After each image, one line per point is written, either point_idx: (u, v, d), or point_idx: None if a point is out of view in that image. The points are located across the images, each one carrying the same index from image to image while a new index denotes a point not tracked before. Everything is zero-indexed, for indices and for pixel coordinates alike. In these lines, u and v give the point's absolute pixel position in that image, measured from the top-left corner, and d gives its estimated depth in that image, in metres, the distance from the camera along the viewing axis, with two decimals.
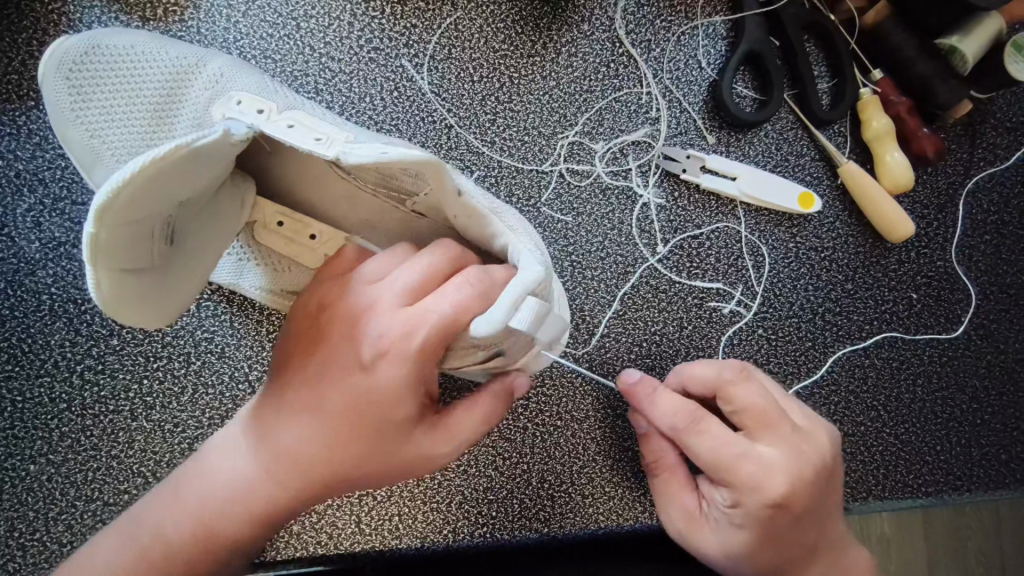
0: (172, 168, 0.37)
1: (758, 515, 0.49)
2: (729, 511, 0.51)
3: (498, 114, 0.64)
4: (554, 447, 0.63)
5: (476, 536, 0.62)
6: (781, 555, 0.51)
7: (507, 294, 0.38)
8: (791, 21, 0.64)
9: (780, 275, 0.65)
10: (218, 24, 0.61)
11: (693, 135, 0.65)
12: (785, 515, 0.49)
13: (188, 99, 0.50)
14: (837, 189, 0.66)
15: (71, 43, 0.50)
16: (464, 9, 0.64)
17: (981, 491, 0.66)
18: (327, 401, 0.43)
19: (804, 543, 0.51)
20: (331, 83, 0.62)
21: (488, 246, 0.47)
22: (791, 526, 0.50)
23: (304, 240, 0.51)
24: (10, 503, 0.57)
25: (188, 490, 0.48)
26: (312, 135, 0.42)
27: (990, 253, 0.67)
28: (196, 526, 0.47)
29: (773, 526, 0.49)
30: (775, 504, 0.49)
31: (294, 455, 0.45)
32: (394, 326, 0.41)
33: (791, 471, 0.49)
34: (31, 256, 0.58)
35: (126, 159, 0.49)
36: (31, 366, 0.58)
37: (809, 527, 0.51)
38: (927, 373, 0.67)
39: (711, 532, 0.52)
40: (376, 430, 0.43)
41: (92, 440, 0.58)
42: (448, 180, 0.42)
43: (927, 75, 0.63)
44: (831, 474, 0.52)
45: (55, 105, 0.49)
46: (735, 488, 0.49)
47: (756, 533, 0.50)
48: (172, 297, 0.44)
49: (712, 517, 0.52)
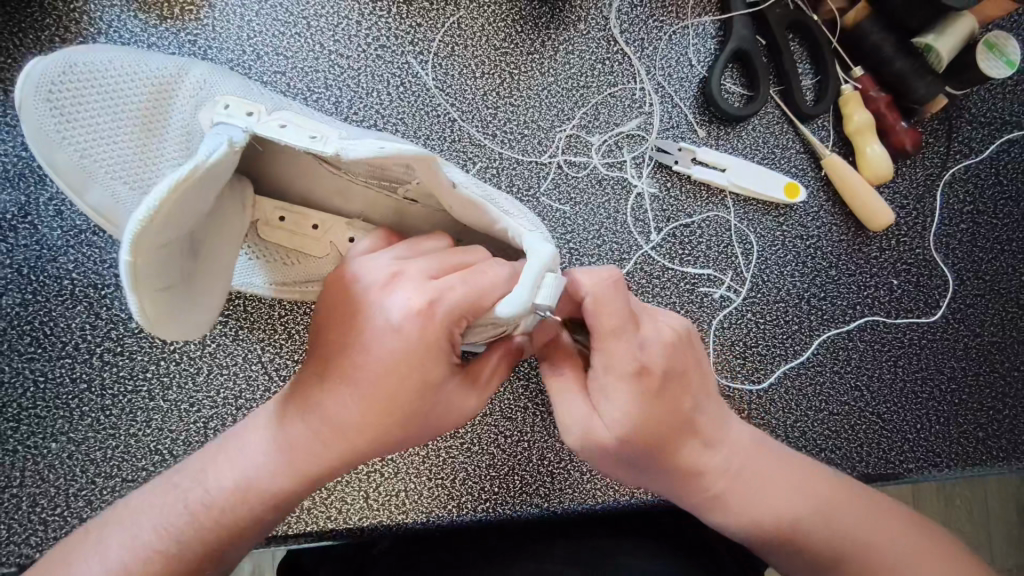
0: (191, 191, 0.40)
1: (627, 380, 0.46)
2: (604, 385, 0.46)
3: (499, 108, 0.67)
4: (553, 425, 0.66)
5: (479, 510, 0.64)
6: (655, 429, 0.47)
7: (527, 275, 0.42)
8: (775, 21, 0.67)
9: (768, 262, 0.69)
10: (232, 22, 0.64)
11: (685, 129, 0.69)
12: (654, 380, 0.46)
13: (174, 110, 0.54)
14: (821, 180, 0.70)
15: (50, 67, 0.52)
16: (467, 9, 0.67)
17: (960, 467, 0.69)
18: (355, 373, 0.46)
19: (681, 412, 0.48)
20: (340, 78, 0.65)
21: (486, 229, 0.50)
22: (662, 390, 0.46)
23: (307, 230, 0.54)
24: (32, 480, 0.60)
25: (227, 458, 0.50)
26: (306, 135, 0.46)
27: (966, 241, 0.71)
28: (231, 491, 0.49)
29: (644, 390, 0.46)
30: (641, 368, 0.46)
31: (334, 422, 0.47)
32: (418, 295, 0.44)
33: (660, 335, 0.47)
34: (53, 243, 0.61)
35: (122, 176, 0.51)
36: (53, 348, 0.61)
37: (683, 395, 0.48)
38: (907, 355, 0.70)
39: (595, 411, 0.47)
40: (401, 397, 0.45)
41: (111, 419, 0.61)
42: (440, 173, 0.45)
43: (905, 71, 0.66)
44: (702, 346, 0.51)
45: (38, 128, 0.51)
46: (604, 358, 0.46)
47: (637, 400, 0.46)
48: (203, 307, 0.47)
49: (592, 396, 0.47)
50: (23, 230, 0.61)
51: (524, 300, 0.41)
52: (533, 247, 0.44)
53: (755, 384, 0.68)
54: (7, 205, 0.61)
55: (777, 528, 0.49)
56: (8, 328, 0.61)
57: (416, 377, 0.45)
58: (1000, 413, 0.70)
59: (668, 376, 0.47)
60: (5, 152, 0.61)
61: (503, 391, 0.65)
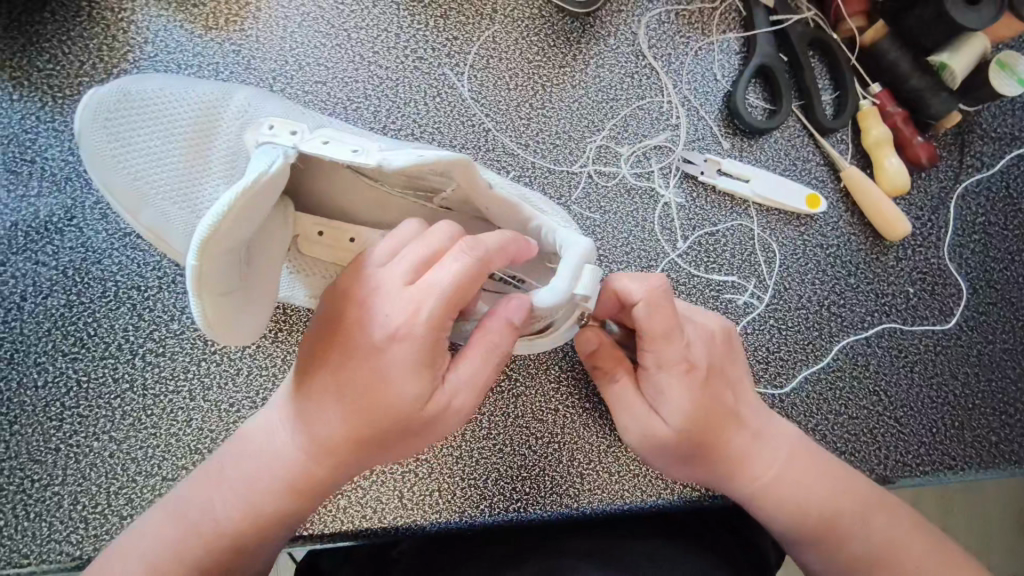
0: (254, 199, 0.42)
1: (682, 377, 0.54)
2: (665, 384, 0.54)
3: (532, 119, 0.69)
4: (583, 427, 0.67)
5: (511, 510, 0.66)
6: (704, 418, 0.54)
7: (566, 266, 0.46)
8: (796, 38, 0.70)
9: (790, 270, 0.71)
10: (276, 34, 0.66)
11: (710, 141, 0.71)
12: (701, 376, 0.55)
13: (220, 130, 0.53)
14: (840, 192, 0.72)
15: (107, 96, 0.53)
16: (501, 24, 0.69)
17: (977, 471, 0.71)
18: (346, 387, 0.47)
19: (725, 406, 0.55)
20: (378, 89, 0.67)
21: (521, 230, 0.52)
22: (709, 386, 0.55)
23: (345, 244, 0.55)
24: (73, 478, 0.60)
25: (232, 472, 0.52)
26: (348, 148, 0.47)
27: (979, 251, 0.73)
28: (232, 512, 0.51)
29: (694, 383, 0.54)
30: (690, 363, 0.54)
31: (333, 436, 0.49)
32: (399, 310, 0.45)
33: (697, 339, 0.56)
34: (99, 246, 0.63)
35: (171, 197, 0.51)
36: (97, 348, 0.62)
37: (723, 387, 0.56)
38: (923, 361, 0.72)
39: (654, 410, 0.55)
40: (392, 415, 0.46)
41: (151, 419, 0.62)
42: (477, 175, 0.47)
43: (921, 88, 0.69)
44: (732, 344, 0.59)
45: (94, 152, 0.51)
46: (659, 359, 0.54)
47: (692, 395, 0.54)
48: (255, 311, 0.49)
49: (651, 398, 0.55)
50: (70, 233, 0.62)
51: (563, 291, 0.45)
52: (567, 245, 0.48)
53: (778, 388, 0.69)
54: (54, 207, 0.63)
55: (817, 514, 0.54)
56: (54, 328, 0.62)
57: (404, 393, 0.46)
58: (1013, 418, 0.72)
59: (710, 371, 0.56)
60: (55, 157, 0.63)
61: (534, 394, 0.67)
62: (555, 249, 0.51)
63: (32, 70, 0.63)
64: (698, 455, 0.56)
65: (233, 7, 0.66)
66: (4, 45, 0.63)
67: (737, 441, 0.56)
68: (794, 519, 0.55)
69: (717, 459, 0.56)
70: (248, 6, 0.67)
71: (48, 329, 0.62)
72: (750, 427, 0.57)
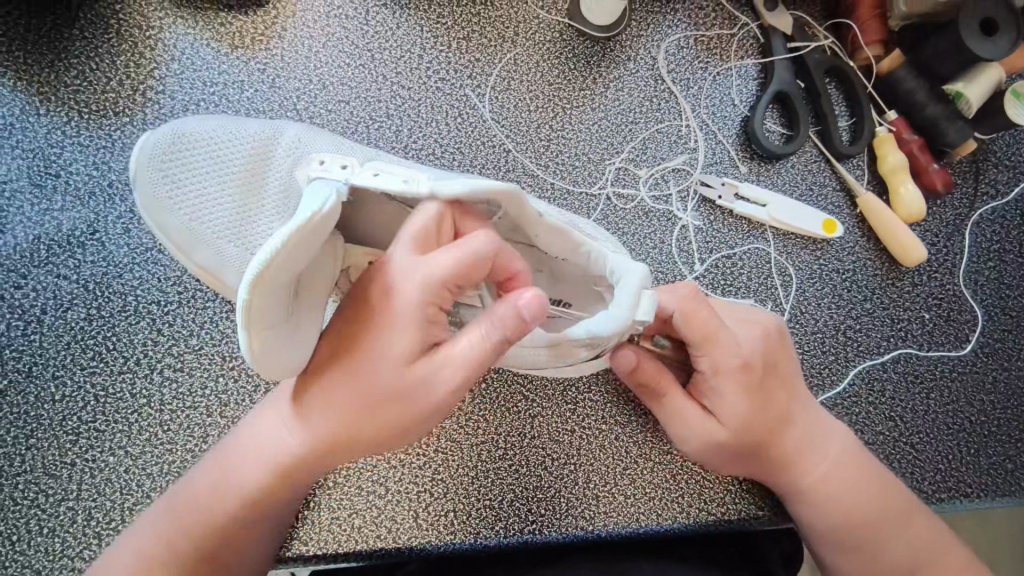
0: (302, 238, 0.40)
1: (736, 376, 0.55)
2: (719, 385, 0.55)
3: (552, 140, 0.70)
4: (599, 449, 0.67)
5: (525, 532, 0.65)
6: (759, 419, 0.56)
7: (626, 293, 0.46)
8: (814, 65, 0.71)
9: (806, 294, 0.71)
10: (301, 53, 0.67)
11: (727, 165, 0.72)
12: (754, 374, 0.56)
13: (272, 167, 0.53)
14: (856, 217, 0.73)
15: (158, 138, 0.51)
16: (522, 47, 0.70)
17: (992, 499, 0.71)
18: (353, 384, 0.46)
19: (774, 403, 0.57)
20: (401, 108, 0.68)
21: (568, 258, 0.51)
22: (761, 383, 0.56)
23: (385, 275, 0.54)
24: (88, 493, 0.60)
25: (227, 468, 0.53)
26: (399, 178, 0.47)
27: (993, 278, 0.74)
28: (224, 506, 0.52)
29: (748, 383, 0.56)
30: (744, 363, 0.55)
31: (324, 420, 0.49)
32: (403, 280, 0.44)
33: (750, 338, 0.57)
34: (120, 260, 0.63)
35: (229, 236, 0.50)
36: (115, 362, 0.62)
37: (778, 388, 0.57)
38: (938, 387, 0.72)
39: (712, 413, 0.57)
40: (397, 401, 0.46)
41: (168, 434, 0.61)
42: (528, 204, 0.47)
43: (937, 116, 0.70)
44: (785, 340, 0.60)
45: (146, 196, 0.49)
46: (715, 359, 0.55)
47: (746, 393, 0.56)
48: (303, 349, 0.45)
49: (708, 400, 0.57)
50: (92, 247, 0.63)
51: (625, 316, 0.45)
52: (623, 269, 0.47)
53: None
54: (77, 221, 0.63)
55: (853, 517, 0.57)
56: (74, 341, 0.62)
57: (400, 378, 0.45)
58: None
59: (765, 370, 0.56)
60: (79, 171, 0.63)
61: (551, 415, 0.67)
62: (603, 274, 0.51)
63: (60, 85, 0.64)
64: (752, 456, 0.57)
65: (259, 27, 0.67)
66: (33, 61, 0.64)
67: (790, 441, 0.58)
68: (837, 519, 0.57)
69: (769, 458, 0.58)
70: (274, 25, 0.67)
71: (66, 342, 0.62)
72: (800, 426, 0.58)
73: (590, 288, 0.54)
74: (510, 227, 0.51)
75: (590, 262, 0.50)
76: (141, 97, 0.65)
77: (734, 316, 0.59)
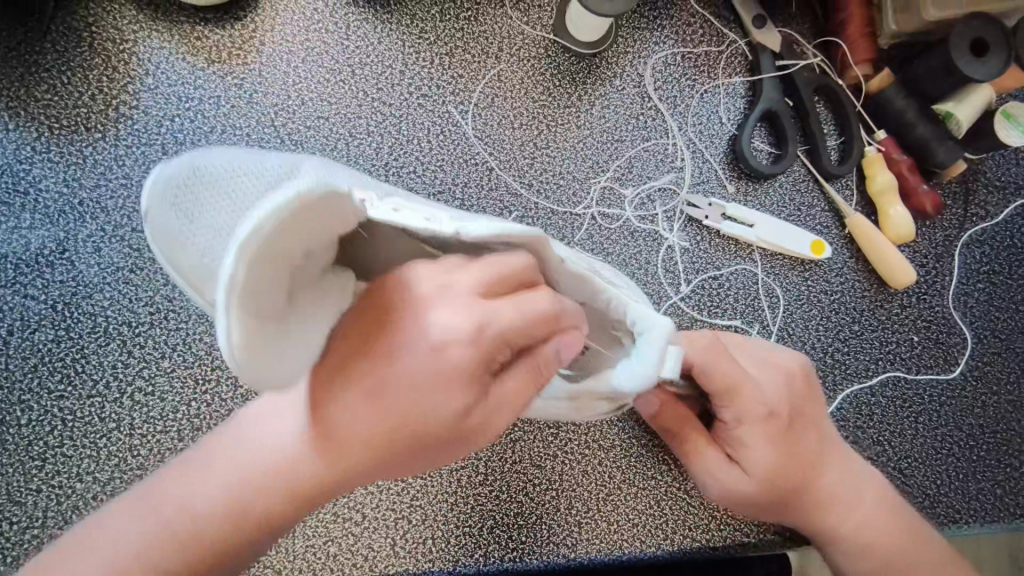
0: (301, 228, 0.29)
1: (761, 425, 0.56)
2: (743, 433, 0.56)
3: (536, 158, 0.68)
4: (582, 474, 0.66)
5: (506, 560, 0.64)
6: (785, 466, 0.57)
7: (650, 356, 0.44)
8: (803, 84, 0.70)
9: (794, 316, 0.70)
10: (279, 68, 0.66)
11: (714, 184, 0.70)
12: (779, 421, 0.57)
13: None
14: (844, 238, 0.72)
15: None
16: (507, 63, 0.69)
17: (980, 525, 0.70)
18: (387, 409, 0.40)
19: (802, 446, 0.58)
20: (381, 125, 0.66)
21: (586, 304, 0.45)
22: (786, 428, 0.57)
23: None
24: (54, 521, 0.58)
25: (208, 479, 0.45)
26: (418, 214, 0.37)
27: (983, 300, 0.73)
28: (188, 531, 0.44)
29: (774, 430, 0.57)
30: (770, 411, 0.56)
31: (342, 441, 0.42)
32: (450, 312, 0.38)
33: (775, 380, 0.58)
34: (90, 280, 0.61)
35: None
36: (84, 386, 0.60)
37: (804, 429, 0.58)
38: (927, 412, 0.71)
39: (738, 462, 0.57)
40: (428, 435, 0.40)
41: (138, 460, 0.60)
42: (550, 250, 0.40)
43: (926, 137, 0.69)
44: (811, 382, 0.60)
45: None
46: (739, 409, 0.56)
47: (770, 439, 0.57)
48: (293, 358, 0.32)
49: (734, 451, 0.57)
50: (61, 266, 0.61)
51: (649, 374, 0.44)
52: (650, 324, 0.44)
53: None
54: (45, 240, 0.61)
55: (886, 559, 0.58)
56: (41, 364, 0.60)
57: (444, 409, 0.39)
58: (1018, 471, 0.71)
59: (789, 417, 0.57)
60: (49, 189, 0.62)
61: (533, 439, 0.66)
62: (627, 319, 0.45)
63: (29, 100, 0.62)
64: (783, 502, 0.58)
65: (237, 40, 0.65)
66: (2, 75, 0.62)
67: (823, 485, 0.59)
68: (866, 559, 0.59)
69: (799, 504, 0.59)
70: (252, 39, 0.66)
71: (33, 365, 0.60)
72: (830, 467, 0.59)
73: (610, 331, 0.47)
74: (533, 266, 0.43)
75: (612, 308, 0.45)
76: (114, 113, 0.63)
77: (757, 358, 0.60)
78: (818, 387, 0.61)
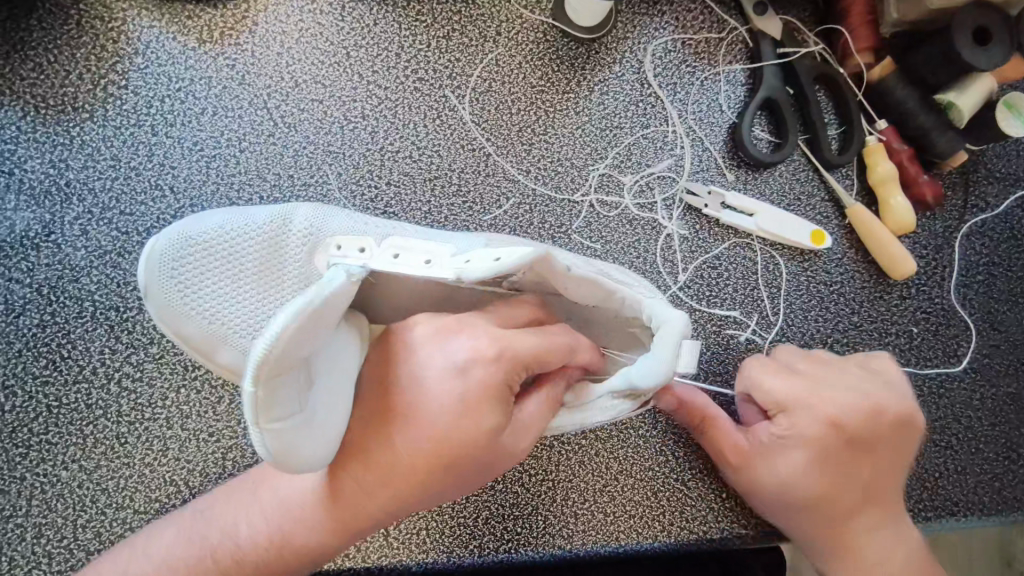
0: (309, 326, 0.36)
1: (813, 434, 0.55)
2: (788, 441, 0.55)
3: (534, 144, 0.67)
4: (579, 465, 0.65)
5: (501, 551, 0.63)
6: (821, 485, 0.55)
7: (664, 349, 0.44)
8: (804, 72, 0.69)
9: (793, 306, 0.69)
10: (272, 49, 0.64)
11: (714, 173, 0.70)
12: (839, 437, 0.55)
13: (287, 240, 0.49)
14: (844, 228, 0.71)
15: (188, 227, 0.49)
16: (505, 47, 0.68)
17: (978, 517, 0.69)
18: (416, 437, 0.43)
19: (851, 471, 0.55)
20: (377, 109, 0.65)
21: (598, 305, 0.49)
22: (844, 449, 0.55)
23: None
24: (38, 509, 0.57)
25: (264, 496, 0.51)
26: (421, 258, 0.47)
27: (982, 292, 0.72)
28: (269, 537, 0.49)
29: (830, 443, 0.55)
30: (832, 423, 0.55)
31: (378, 469, 0.44)
32: (479, 339, 0.44)
33: (863, 399, 0.56)
34: (76, 263, 0.60)
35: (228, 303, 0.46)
36: (70, 371, 0.59)
37: (862, 463, 0.56)
38: (926, 404, 0.70)
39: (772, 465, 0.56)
40: (467, 452, 0.42)
41: (125, 448, 0.58)
42: (553, 263, 0.45)
43: (926, 126, 0.68)
44: (903, 435, 0.57)
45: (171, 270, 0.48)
46: (793, 415, 0.56)
47: (815, 453, 0.55)
48: (321, 438, 0.39)
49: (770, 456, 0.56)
50: (46, 249, 0.60)
51: (664, 373, 0.44)
52: (658, 316, 0.46)
53: None
54: (31, 222, 0.60)
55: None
56: (26, 349, 0.59)
57: (475, 425, 0.42)
58: (1017, 464, 0.70)
59: (856, 440, 0.55)
60: (34, 169, 0.60)
61: None
62: (637, 315, 0.49)
63: (15, 79, 0.61)
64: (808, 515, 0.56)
65: (228, 20, 0.64)
66: None
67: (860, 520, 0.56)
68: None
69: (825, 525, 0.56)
70: (244, 19, 0.64)
71: (18, 350, 0.59)
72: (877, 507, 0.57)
73: (625, 330, 0.51)
74: (542, 285, 0.49)
75: (624, 305, 0.48)
76: (102, 93, 0.62)
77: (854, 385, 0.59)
78: (910, 441, 0.57)
